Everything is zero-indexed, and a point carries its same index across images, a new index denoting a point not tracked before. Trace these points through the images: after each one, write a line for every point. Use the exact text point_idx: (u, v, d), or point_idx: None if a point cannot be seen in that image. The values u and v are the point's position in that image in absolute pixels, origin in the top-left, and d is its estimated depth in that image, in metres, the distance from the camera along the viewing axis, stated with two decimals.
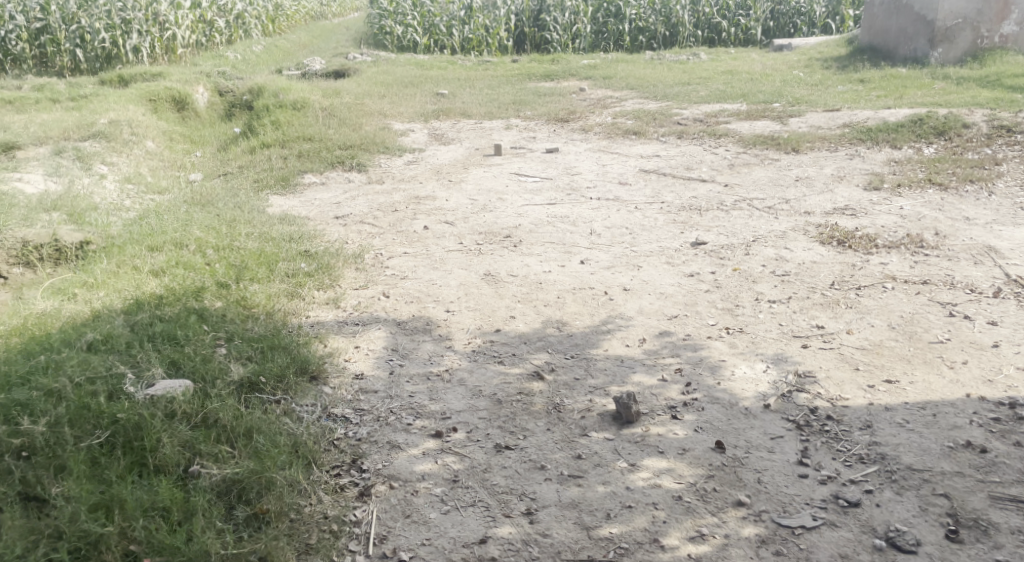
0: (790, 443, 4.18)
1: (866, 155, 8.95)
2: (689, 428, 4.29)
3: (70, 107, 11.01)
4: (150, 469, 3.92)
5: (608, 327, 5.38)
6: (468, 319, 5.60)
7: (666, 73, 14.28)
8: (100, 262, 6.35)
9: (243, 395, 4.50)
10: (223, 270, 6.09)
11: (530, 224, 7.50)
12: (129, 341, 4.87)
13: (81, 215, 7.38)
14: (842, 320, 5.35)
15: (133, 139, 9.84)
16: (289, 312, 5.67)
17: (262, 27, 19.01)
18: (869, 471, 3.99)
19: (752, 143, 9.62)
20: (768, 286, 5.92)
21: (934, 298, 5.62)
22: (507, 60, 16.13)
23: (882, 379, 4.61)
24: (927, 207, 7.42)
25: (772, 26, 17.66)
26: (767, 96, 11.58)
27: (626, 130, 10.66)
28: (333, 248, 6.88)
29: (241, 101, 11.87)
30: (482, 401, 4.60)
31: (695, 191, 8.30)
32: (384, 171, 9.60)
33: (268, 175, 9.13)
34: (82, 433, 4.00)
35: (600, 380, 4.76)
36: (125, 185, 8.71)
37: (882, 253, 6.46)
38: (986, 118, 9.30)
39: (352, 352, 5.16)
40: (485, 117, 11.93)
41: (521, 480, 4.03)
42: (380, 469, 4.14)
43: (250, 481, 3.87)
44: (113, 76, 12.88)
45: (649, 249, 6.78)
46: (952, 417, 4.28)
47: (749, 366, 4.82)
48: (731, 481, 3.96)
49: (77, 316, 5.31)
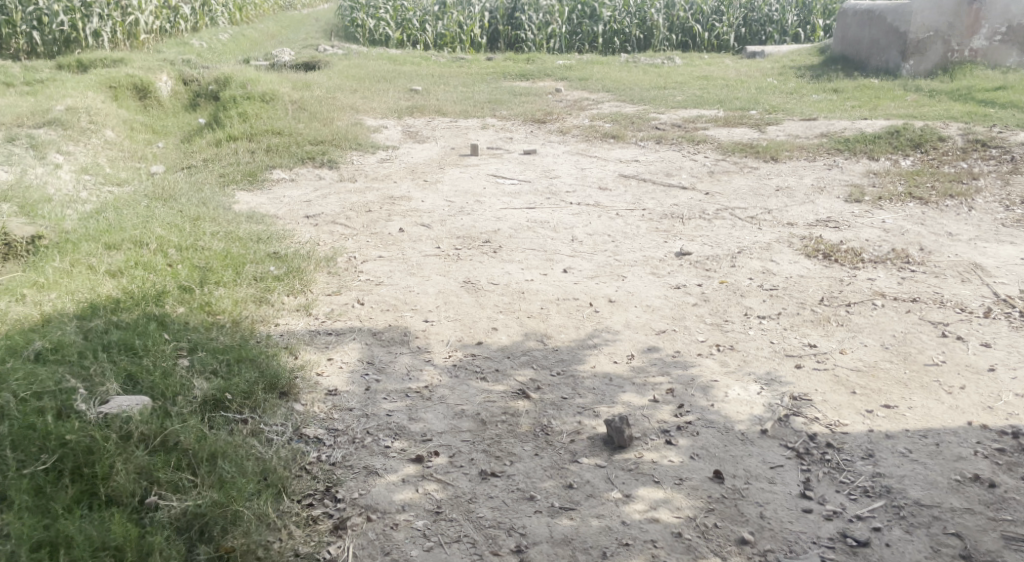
0: (791, 473, 4.02)
1: (844, 165, 8.83)
2: (684, 455, 4.13)
3: (25, 92, 10.59)
4: (101, 499, 3.70)
5: (594, 341, 5.17)
6: (448, 329, 5.38)
7: (642, 77, 14.09)
8: (52, 259, 6.01)
9: (207, 414, 4.29)
10: (185, 272, 5.80)
11: (509, 229, 7.27)
12: (82, 351, 4.61)
13: (34, 207, 7.02)
14: (834, 339, 5.20)
15: (90, 128, 9.46)
16: (257, 321, 5.40)
17: (229, 15, 18.61)
18: (876, 506, 3.84)
19: (731, 151, 9.47)
20: (757, 301, 5.75)
21: (925, 317, 5.48)
22: (480, 58, 15.87)
23: (880, 405, 4.49)
24: (908, 220, 7.30)
25: (745, 33, 17.44)
26: (743, 103, 11.45)
27: (604, 133, 10.47)
28: (303, 250, 6.60)
29: (207, 91, 11.47)
30: (465, 422, 4.42)
31: (676, 198, 8.12)
32: (356, 168, 9.32)
33: (234, 170, 8.82)
34: (27, 458, 3.77)
35: (588, 400, 4.57)
36: (82, 175, 8.33)
37: (868, 267, 6.31)
38: (961, 132, 9.20)
39: (325, 365, 4.95)
40: (459, 116, 11.65)
41: (509, 513, 3.84)
42: (356, 498, 3.95)
43: (214, 516, 3.66)
44: (72, 61, 12.44)
45: (633, 258, 6.59)
46: (956, 448, 4.16)
47: (743, 387, 4.65)
48: (732, 515, 3.79)
49: (25, 321, 5.00)
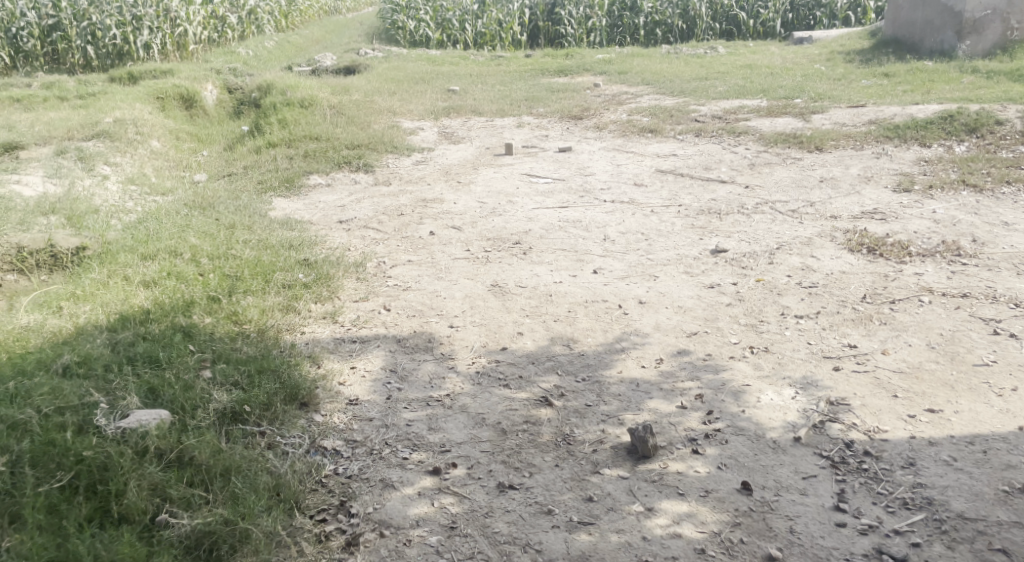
0: (825, 484, 3.86)
1: (893, 153, 8.50)
2: (711, 465, 3.99)
3: (77, 105, 10.70)
4: (114, 517, 3.63)
5: (622, 345, 5.00)
6: (474, 334, 5.24)
7: (683, 68, 13.81)
8: (91, 270, 5.98)
9: (224, 427, 4.21)
10: (215, 282, 5.73)
11: (540, 230, 7.11)
12: (108, 365, 4.55)
13: (80, 218, 7.01)
14: (875, 338, 4.96)
15: (137, 138, 9.49)
16: (282, 329, 5.31)
17: (275, 22, 18.71)
18: (916, 520, 3.66)
19: (774, 141, 9.18)
20: (795, 300, 5.51)
21: (975, 314, 5.20)
22: (519, 56, 15.70)
23: (924, 409, 4.26)
24: (961, 210, 6.98)
25: (793, 18, 16.91)
26: (788, 92, 11.11)
27: (642, 128, 10.24)
28: (333, 256, 6.50)
29: (251, 98, 11.47)
30: (485, 431, 4.30)
31: (715, 193, 7.88)
32: (392, 171, 9.23)
33: (272, 177, 8.77)
34: (43, 475, 3.69)
35: (613, 407, 4.43)
36: (128, 186, 8.34)
37: (916, 261, 6.03)
38: (1019, 115, 8.81)
39: (347, 374, 4.85)
40: (496, 115, 11.51)
41: (526, 528, 3.73)
42: (370, 513, 3.85)
43: (222, 534, 3.59)
44: (123, 73, 12.54)
45: (666, 257, 6.38)
46: (1006, 456, 3.94)
47: (776, 392, 4.46)
48: (760, 530, 3.65)
49: (58, 333, 4.96)
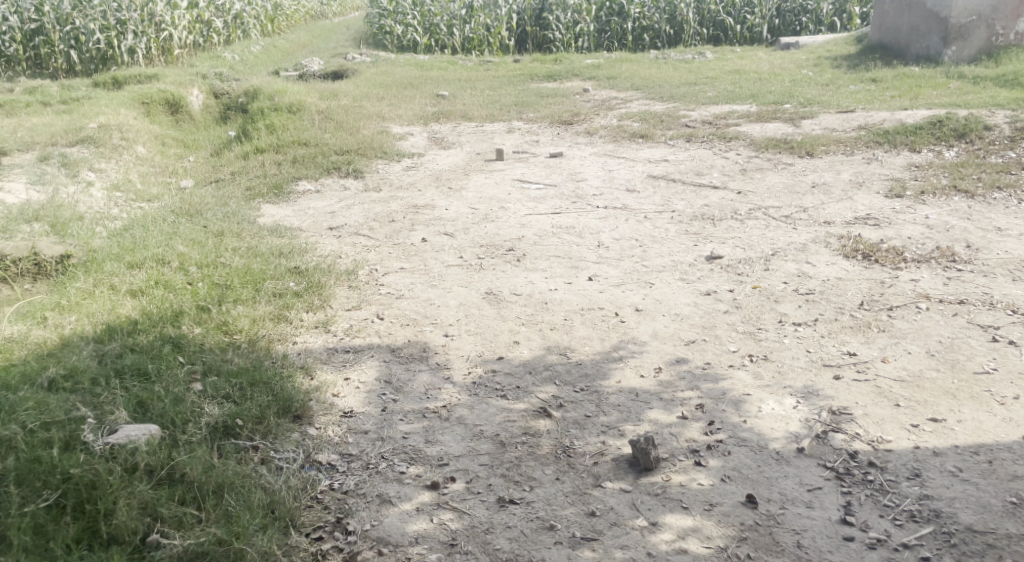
0: (831, 496, 3.81)
1: (884, 158, 8.48)
2: (714, 478, 3.93)
3: (61, 110, 10.56)
4: (103, 538, 3.54)
5: (620, 354, 4.94)
6: (469, 344, 5.17)
7: (672, 73, 13.78)
8: (77, 279, 5.87)
9: (216, 442, 4.13)
10: (205, 291, 5.63)
11: (534, 236, 7.04)
12: (96, 379, 4.45)
13: (65, 226, 6.89)
14: (875, 346, 4.91)
15: (123, 144, 9.36)
16: (273, 339, 5.22)
17: (261, 26, 18.57)
18: (924, 533, 3.62)
19: (765, 146, 9.16)
20: (793, 307, 5.47)
21: (973, 321, 5.16)
22: (507, 60, 15.64)
23: (926, 419, 4.22)
24: (953, 215, 6.96)
25: (778, 24, 16.94)
26: (777, 97, 11.10)
27: (632, 133, 10.19)
28: (324, 263, 6.41)
29: (237, 103, 11.35)
30: (484, 444, 4.23)
31: (707, 198, 7.83)
32: (381, 176, 9.14)
33: (260, 183, 8.67)
34: (30, 494, 3.60)
35: (613, 418, 4.36)
36: (113, 192, 8.22)
37: (911, 268, 6.00)
38: (1008, 120, 8.80)
39: (341, 385, 4.76)
40: (486, 120, 11.44)
41: (528, 544, 3.67)
42: (368, 530, 3.78)
43: (216, 555, 3.52)
44: (107, 78, 12.39)
45: (661, 264, 6.33)
46: (1011, 466, 3.90)
47: (777, 401, 4.41)
48: (767, 545, 3.59)
49: (43, 345, 4.85)
